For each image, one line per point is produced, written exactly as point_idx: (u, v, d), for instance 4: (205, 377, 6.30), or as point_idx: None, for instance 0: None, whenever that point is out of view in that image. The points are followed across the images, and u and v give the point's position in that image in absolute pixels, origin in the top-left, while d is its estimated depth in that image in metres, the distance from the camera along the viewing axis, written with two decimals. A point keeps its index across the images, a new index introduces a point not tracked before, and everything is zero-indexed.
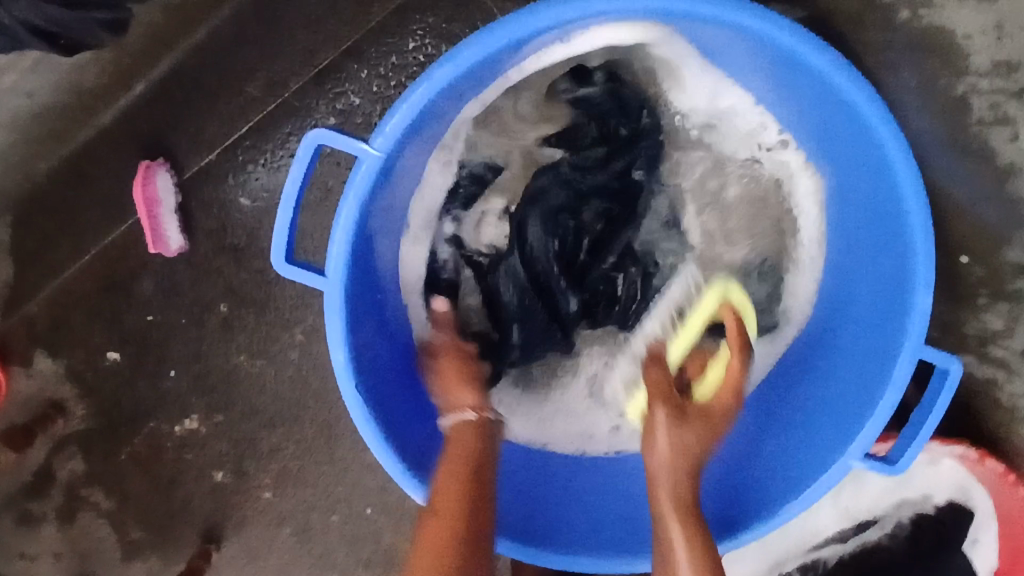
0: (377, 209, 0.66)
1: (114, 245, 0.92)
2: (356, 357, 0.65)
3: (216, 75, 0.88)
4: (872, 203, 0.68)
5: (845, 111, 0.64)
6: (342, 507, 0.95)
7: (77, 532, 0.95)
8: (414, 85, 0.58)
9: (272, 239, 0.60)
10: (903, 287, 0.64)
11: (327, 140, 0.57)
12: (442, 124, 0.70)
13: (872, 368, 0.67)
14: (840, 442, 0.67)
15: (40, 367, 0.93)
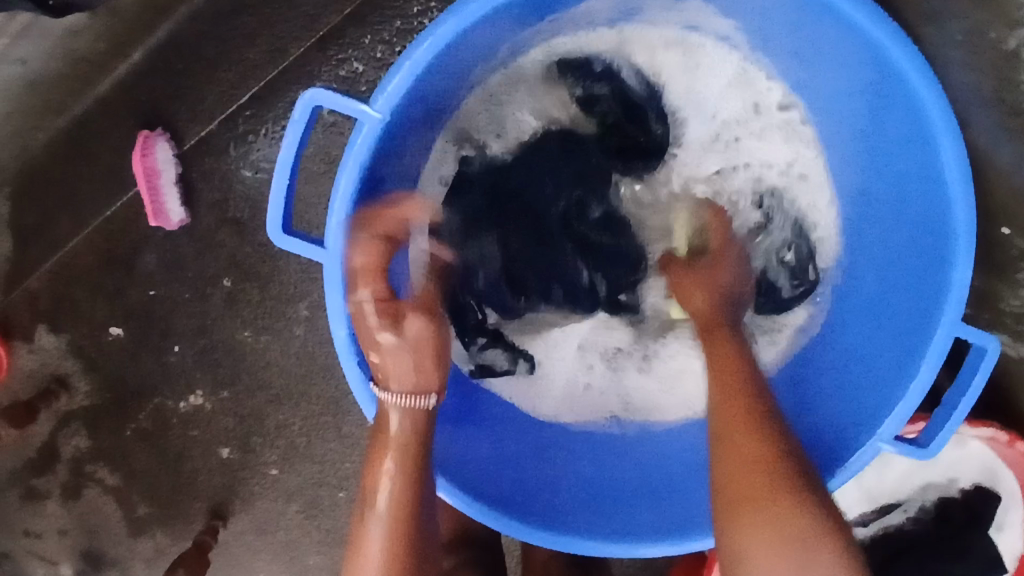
0: (378, 181, 0.64)
1: (114, 218, 0.89)
2: (358, 334, 0.63)
3: (216, 41, 0.85)
4: (908, 172, 0.65)
5: (880, 71, 0.61)
6: (350, 484, 0.93)
7: (83, 508, 0.95)
8: (417, 41, 0.57)
9: (268, 207, 0.58)
10: (939, 260, 0.61)
11: (325, 100, 0.56)
12: (446, 91, 0.68)
13: (901, 344, 0.65)
14: (867, 423, 0.64)
15: (42, 343, 0.92)
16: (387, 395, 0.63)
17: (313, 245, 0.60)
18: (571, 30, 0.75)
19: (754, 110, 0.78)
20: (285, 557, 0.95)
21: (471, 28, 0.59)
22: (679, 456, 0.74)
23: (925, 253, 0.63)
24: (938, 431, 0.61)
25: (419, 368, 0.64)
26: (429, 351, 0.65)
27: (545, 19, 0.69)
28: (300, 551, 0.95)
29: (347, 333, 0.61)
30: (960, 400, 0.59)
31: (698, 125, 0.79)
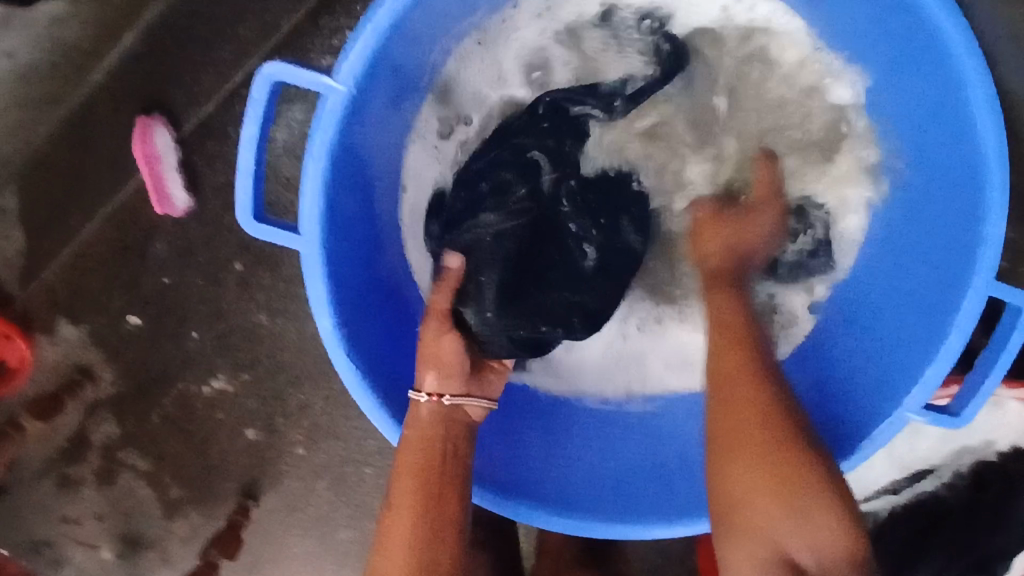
0: (355, 163, 0.62)
1: (121, 207, 0.89)
2: (347, 321, 0.62)
3: (205, 19, 0.83)
4: (938, 121, 0.61)
5: (906, 11, 0.58)
6: (375, 458, 0.94)
7: (117, 494, 0.96)
8: (378, 5, 0.56)
9: (236, 196, 0.56)
10: (970, 213, 0.58)
11: (285, 76, 0.54)
12: (416, 63, 0.67)
13: (927, 307, 0.62)
14: (896, 392, 0.61)
15: (63, 335, 0.92)
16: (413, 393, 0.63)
17: (289, 231, 0.59)
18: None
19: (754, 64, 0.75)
20: (317, 534, 0.96)
21: None
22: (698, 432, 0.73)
23: (955, 205, 0.60)
24: (971, 397, 0.57)
25: (441, 373, 0.64)
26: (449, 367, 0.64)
27: None
28: (330, 528, 0.96)
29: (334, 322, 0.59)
30: (995, 363, 0.56)
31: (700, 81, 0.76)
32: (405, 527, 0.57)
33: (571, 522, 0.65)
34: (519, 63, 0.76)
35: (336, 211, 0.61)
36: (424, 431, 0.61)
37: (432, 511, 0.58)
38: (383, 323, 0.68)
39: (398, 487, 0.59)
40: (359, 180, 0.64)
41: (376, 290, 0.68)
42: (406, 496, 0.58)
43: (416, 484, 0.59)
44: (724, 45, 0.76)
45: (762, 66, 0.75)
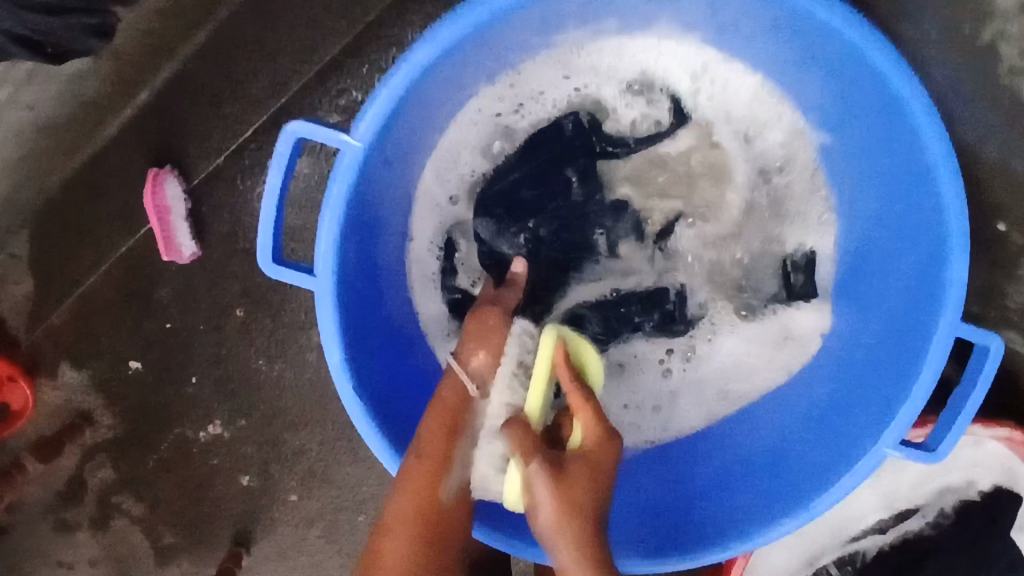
0: (367, 211, 0.65)
1: (129, 255, 0.91)
2: (354, 358, 0.64)
3: (219, 79, 0.87)
4: (897, 175, 0.63)
5: (867, 76, 0.60)
6: (367, 506, 0.94)
7: (111, 540, 0.96)
8: (395, 68, 0.59)
9: (258, 239, 0.59)
10: (934, 260, 0.60)
11: (307, 133, 0.57)
12: (431, 120, 0.70)
13: (899, 349, 0.64)
14: (873, 429, 0.63)
15: (66, 378, 0.94)
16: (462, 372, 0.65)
17: (306, 273, 0.61)
18: (549, 60, 0.73)
19: (755, 120, 0.76)
20: None
21: (449, 51, 0.61)
22: (691, 467, 0.74)
23: (919, 252, 0.62)
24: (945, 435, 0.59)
25: (490, 352, 0.65)
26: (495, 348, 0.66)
27: (512, 52, 0.69)
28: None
29: (343, 358, 0.62)
30: (967, 402, 0.58)
31: (703, 128, 0.77)
32: (426, 478, 0.58)
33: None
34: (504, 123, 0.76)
35: (348, 256, 0.63)
36: (450, 400, 0.62)
37: (451, 466, 0.59)
38: (391, 361, 0.70)
39: (427, 441, 0.60)
40: (372, 228, 0.67)
41: (385, 326, 0.70)
42: (432, 454, 0.59)
43: (445, 446, 0.60)
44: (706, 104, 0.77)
45: (758, 121, 0.75)
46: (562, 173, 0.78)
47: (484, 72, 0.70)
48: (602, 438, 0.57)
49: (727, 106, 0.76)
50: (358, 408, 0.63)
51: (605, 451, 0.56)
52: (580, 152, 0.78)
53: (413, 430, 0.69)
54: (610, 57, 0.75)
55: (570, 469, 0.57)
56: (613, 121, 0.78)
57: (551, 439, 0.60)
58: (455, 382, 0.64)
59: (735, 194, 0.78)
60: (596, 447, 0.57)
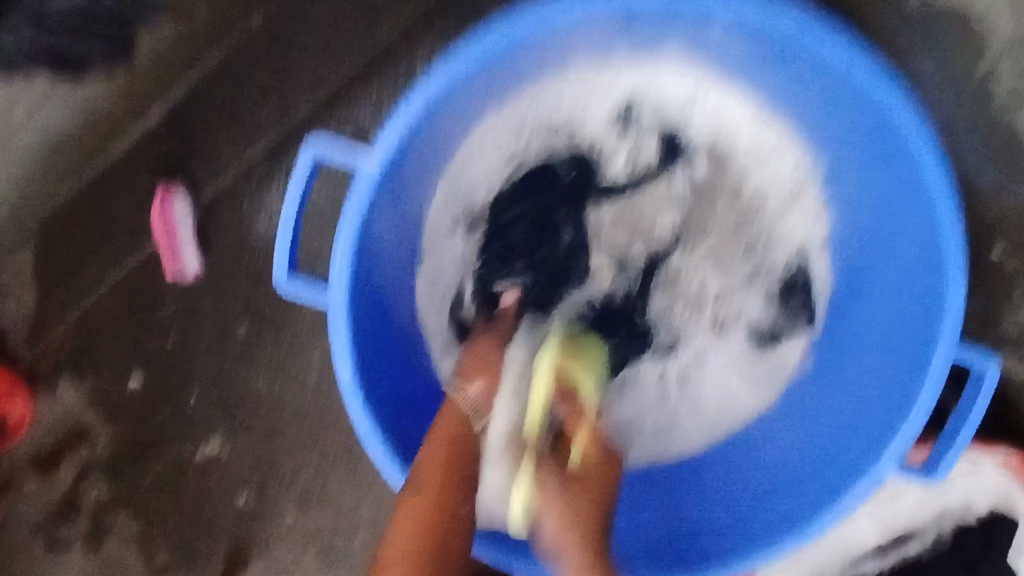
0: (380, 231, 0.67)
1: (132, 272, 0.92)
2: (365, 375, 0.65)
3: (228, 101, 0.89)
4: (898, 204, 0.65)
5: (866, 106, 0.63)
6: (364, 527, 0.93)
7: (102, 559, 0.96)
8: (413, 91, 0.61)
9: (274, 256, 0.62)
10: (933, 285, 0.62)
11: (323, 152, 0.61)
12: (444, 144, 0.71)
13: (897, 374, 0.65)
14: (873, 451, 0.64)
15: (65, 395, 0.94)
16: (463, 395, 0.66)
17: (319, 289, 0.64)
18: (556, 86, 0.76)
19: (757, 148, 0.78)
20: None
21: (465, 77, 0.63)
22: (689, 489, 0.75)
23: (917, 278, 0.64)
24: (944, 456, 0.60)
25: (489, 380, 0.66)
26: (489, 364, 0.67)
27: (521, 79, 0.72)
28: None
29: (353, 373, 0.63)
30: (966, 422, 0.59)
31: (705, 156, 0.79)
32: (422, 519, 0.59)
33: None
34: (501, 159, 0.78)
35: (361, 273, 0.65)
36: (446, 431, 0.63)
37: (453, 496, 0.60)
38: (401, 380, 0.71)
39: (424, 474, 0.61)
40: (384, 248, 0.69)
41: (395, 345, 0.72)
42: (432, 488, 0.60)
43: (441, 484, 0.61)
44: (697, 141, 0.79)
45: (750, 148, 0.78)
46: (568, 198, 0.79)
47: (494, 97, 0.72)
48: (571, 516, 0.60)
49: (726, 134, 0.78)
50: (370, 425, 0.64)
51: (584, 494, 0.61)
52: (585, 177, 0.79)
53: (420, 448, 0.70)
54: (614, 85, 0.78)
55: (560, 525, 0.59)
56: (620, 148, 0.79)
57: (559, 462, 0.62)
58: (452, 412, 0.65)
59: (742, 222, 0.78)
60: (594, 465, 0.65)
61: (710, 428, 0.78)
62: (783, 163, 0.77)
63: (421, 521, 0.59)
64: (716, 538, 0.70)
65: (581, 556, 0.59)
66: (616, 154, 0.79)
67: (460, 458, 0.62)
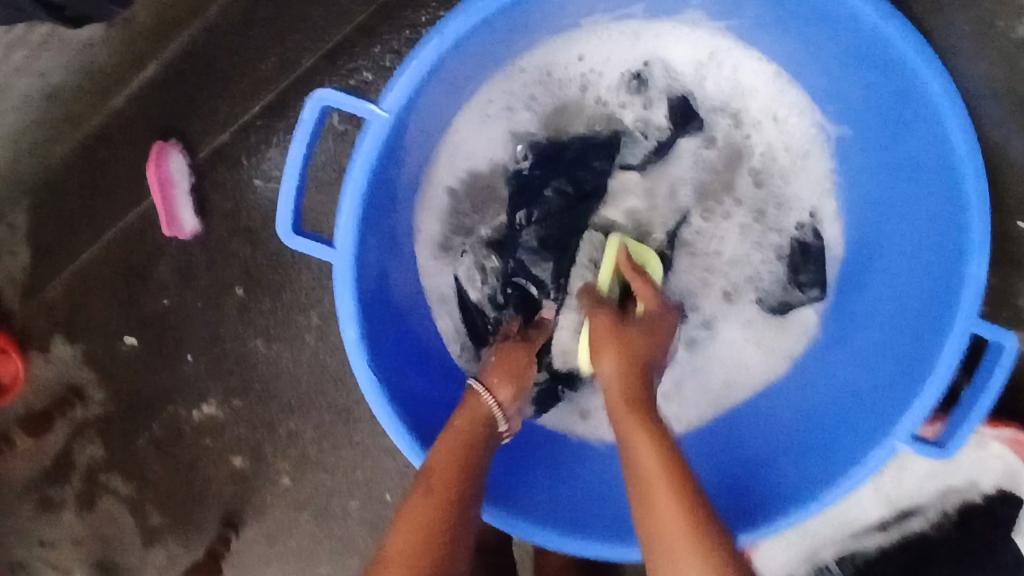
0: (386, 186, 0.65)
1: (129, 230, 0.90)
2: (367, 334, 0.63)
3: (228, 54, 0.86)
4: (920, 173, 0.64)
5: (893, 70, 0.61)
6: (361, 492, 0.93)
7: (97, 518, 0.95)
8: (426, 40, 0.58)
9: (278, 210, 0.58)
10: (955, 256, 0.60)
11: (332, 102, 0.57)
12: (451, 98, 0.69)
13: (913, 344, 0.64)
14: (885, 422, 0.63)
15: (59, 353, 0.93)
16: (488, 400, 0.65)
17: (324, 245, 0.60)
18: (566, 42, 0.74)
19: (768, 113, 0.76)
20: (298, 568, 0.94)
21: (479, 28, 0.61)
22: (696, 459, 0.75)
23: (938, 248, 0.63)
24: (956, 429, 0.60)
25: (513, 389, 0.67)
26: (514, 374, 0.68)
27: (532, 34, 0.70)
28: (311, 562, 0.94)
29: (357, 333, 0.61)
30: (980, 398, 0.59)
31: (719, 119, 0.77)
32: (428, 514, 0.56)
33: (591, 546, 0.65)
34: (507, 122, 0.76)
35: (368, 229, 0.63)
36: (463, 429, 0.62)
37: (466, 484, 0.58)
38: (399, 340, 0.69)
39: (433, 472, 0.59)
40: (389, 205, 0.67)
41: (394, 304, 0.70)
42: (444, 475, 0.58)
43: (451, 477, 0.58)
44: (712, 103, 0.77)
45: (764, 113, 0.76)
46: (577, 158, 0.77)
47: (504, 51, 0.70)
48: (626, 368, 0.61)
49: (739, 96, 0.76)
50: (372, 387, 0.62)
51: (638, 339, 0.64)
52: (595, 137, 0.77)
53: (419, 410, 0.68)
54: (627, 43, 0.75)
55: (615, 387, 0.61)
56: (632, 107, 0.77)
57: (620, 317, 0.67)
58: (473, 411, 0.64)
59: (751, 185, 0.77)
60: (656, 314, 0.67)
61: (717, 398, 0.77)
62: (794, 127, 0.76)
63: (425, 514, 0.55)
64: (736, 501, 0.69)
65: (623, 397, 0.60)
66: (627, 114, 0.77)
67: (468, 456, 0.60)
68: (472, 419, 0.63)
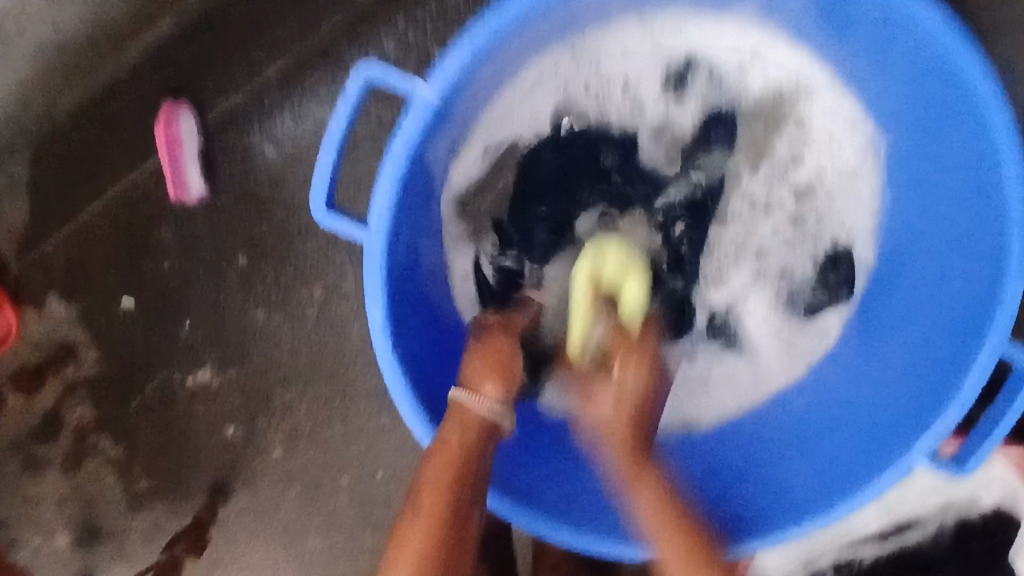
0: (427, 167, 0.65)
1: (132, 189, 0.89)
2: (394, 316, 0.63)
3: (247, 16, 0.84)
4: (962, 193, 0.64)
5: (945, 85, 0.61)
6: (353, 469, 0.92)
7: (82, 479, 0.94)
8: (478, 21, 0.57)
9: (314, 181, 0.58)
10: (989, 279, 0.61)
11: (378, 76, 0.57)
12: (500, 82, 0.68)
13: (939, 360, 0.65)
14: (906, 437, 0.64)
15: (53, 310, 0.91)
16: (477, 401, 0.63)
17: (357, 225, 0.60)
18: (620, 29, 0.73)
19: (813, 119, 0.76)
20: (283, 540, 0.94)
21: (530, 12, 0.59)
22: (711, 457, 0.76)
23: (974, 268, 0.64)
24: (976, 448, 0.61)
25: (504, 386, 0.64)
26: (502, 369, 0.65)
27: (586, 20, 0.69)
28: (297, 536, 0.94)
29: (384, 312, 0.61)
30: (1001, 419, 0.59)
31: (757, 118, 0.77)
32: (426, 535, 0.59)
33: (585, 541, 0.65)
34: (542, 118, 0.75)
35: (402, 209, 0.62)
36: (455, 441, 0.61)
37: (454, 518, 0.60)
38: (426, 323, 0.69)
39: (425, 489, 0.60)
40: (426, 187, 0.66)
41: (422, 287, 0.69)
42: (428, 510, 0.60)
43: (440, 501, 0.60)
44: (757, 102, 0.77)
45: (807, 119, 0.77)
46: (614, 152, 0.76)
47: (558, 37, 0.69)
48: (624, 415, 0.65)
49: (783, 98, 0.77)
50: (394, 364, 0.62)
51: (615, 397, 0.65)
52: (640, 130, 0.77)
53: (438, 394, 0.68)
54: (681, 36, 0.75)
55: (607, 422, 0.65)
56: (683, 103, 0.77)
57: (598, 372, 0.68)
58: (464, 421, 0.62)
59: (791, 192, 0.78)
60: (635, 384, 0.66)
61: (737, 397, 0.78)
62: (836, 134, 0.76)
63: (423, 533, 0.59)
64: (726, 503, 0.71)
65: (623, 439, 0.64)
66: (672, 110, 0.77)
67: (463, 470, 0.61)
68: (465, 434, 0.62)
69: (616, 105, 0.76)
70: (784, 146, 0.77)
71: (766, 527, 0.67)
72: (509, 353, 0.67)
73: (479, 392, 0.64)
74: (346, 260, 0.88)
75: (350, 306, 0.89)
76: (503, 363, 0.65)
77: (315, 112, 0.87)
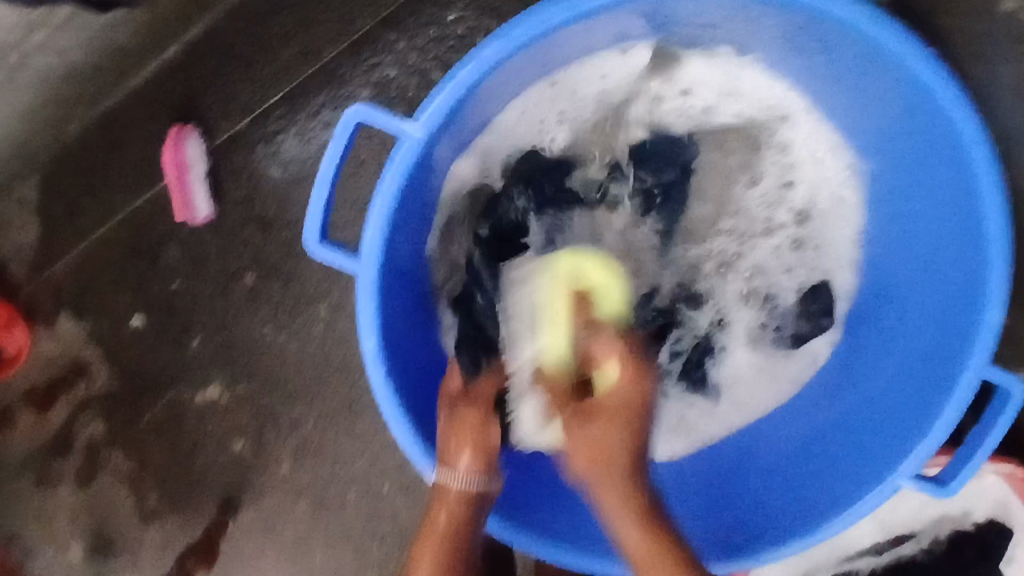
0: (415, 199, 0.66)
1: (141, 211, 0.90)
2: (386, 346, 0.64)
3: (251, 41, 0.86)
4: (947, 222, 0.65)
5: (926, 113, 0.62)
6: (360, 484, 0.93)
7: (94, 495, 0.96)
8: (463, 63, 0.58)
9: (307, 219, 0.60)
10: (971, 303, 0.62)
11: (368, 118, 0.58)
12: (487, 115, 0.70)
13: (926, 381, 0.66)
14: (891, 459, 0.66)
15: (65, 330, 0.93)
16: (453, 476, 0.65)
17: (349, 258, 0.62)
18: (607, 60, 0.73)
19: (799, 144, 0.77)
20: (291, 554, 0.95)
21: (515, 51, 0.60)
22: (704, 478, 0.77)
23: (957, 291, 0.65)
24: (958, 471, 0.62)
25: (476, 452, 0.67)
26: (478, 439, 0.68)
27: (574, 53, 0.70)
28: (305, 550, 0.95)
29: (377, 344, 0.62)
30: (982, 443, 0.60)
31: (743, 143, 0.78)
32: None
33: (597, 565, 0.66)
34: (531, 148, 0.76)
35: (392, 239, 0.63)
36: (446, 519, 0.65)
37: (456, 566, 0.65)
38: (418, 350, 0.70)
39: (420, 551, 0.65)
40: (416, 218, 0.68)
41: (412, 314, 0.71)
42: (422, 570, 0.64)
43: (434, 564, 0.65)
44: (746, 128, 0.78)
45: (793, 143, 0.77)
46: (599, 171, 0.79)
47: (546, 71, 0.70)
48: (608, 441, 0.64)
49: (771, 124, 0.77)
50: (389, 397, 0.63)
51: (609, 417, 0.65)
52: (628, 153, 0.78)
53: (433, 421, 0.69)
54: (667, 65, 0.75)
55: (592, 451, 0.63)
56: (672, 130, 0.78)
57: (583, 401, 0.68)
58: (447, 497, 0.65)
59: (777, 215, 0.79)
60: (622, 387, 0.67)
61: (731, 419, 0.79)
62: (823, 158, 0.77)
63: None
64: (706, 527, 0.73)
65: (594, 456, 0.63)
66: (661, 137, 0.78)
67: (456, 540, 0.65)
68: (451, 520, 0.65)
69: (605, 131, 0.78)
70: (770, 171, 0.78)
71: (737, 551, 0.68)
72: (476, 422, 0.68)
73: (459, 461, 0.66)
74: (350, 279, 0.90)
75: (354, 324, 0.91)
76: (476, 438, 0.67)
77: (318, 134, 0.88)
